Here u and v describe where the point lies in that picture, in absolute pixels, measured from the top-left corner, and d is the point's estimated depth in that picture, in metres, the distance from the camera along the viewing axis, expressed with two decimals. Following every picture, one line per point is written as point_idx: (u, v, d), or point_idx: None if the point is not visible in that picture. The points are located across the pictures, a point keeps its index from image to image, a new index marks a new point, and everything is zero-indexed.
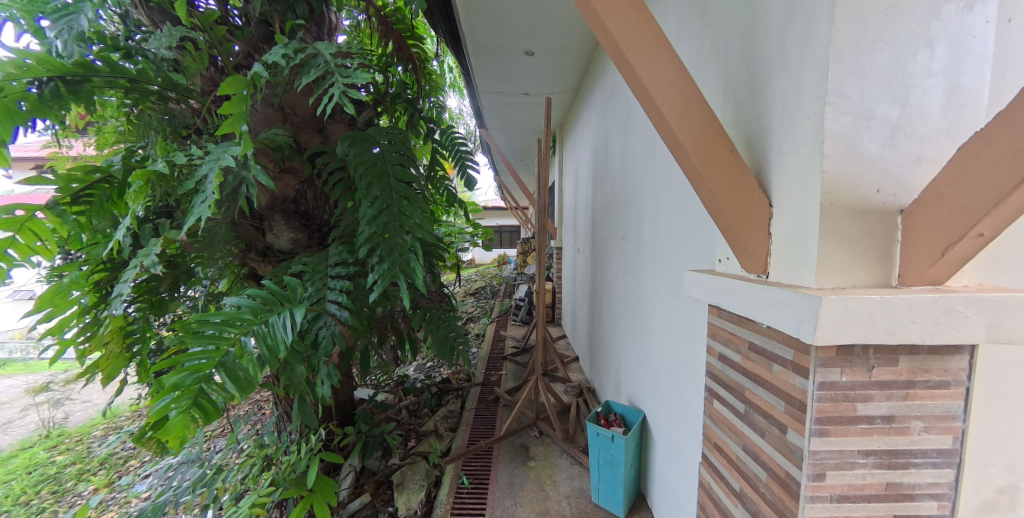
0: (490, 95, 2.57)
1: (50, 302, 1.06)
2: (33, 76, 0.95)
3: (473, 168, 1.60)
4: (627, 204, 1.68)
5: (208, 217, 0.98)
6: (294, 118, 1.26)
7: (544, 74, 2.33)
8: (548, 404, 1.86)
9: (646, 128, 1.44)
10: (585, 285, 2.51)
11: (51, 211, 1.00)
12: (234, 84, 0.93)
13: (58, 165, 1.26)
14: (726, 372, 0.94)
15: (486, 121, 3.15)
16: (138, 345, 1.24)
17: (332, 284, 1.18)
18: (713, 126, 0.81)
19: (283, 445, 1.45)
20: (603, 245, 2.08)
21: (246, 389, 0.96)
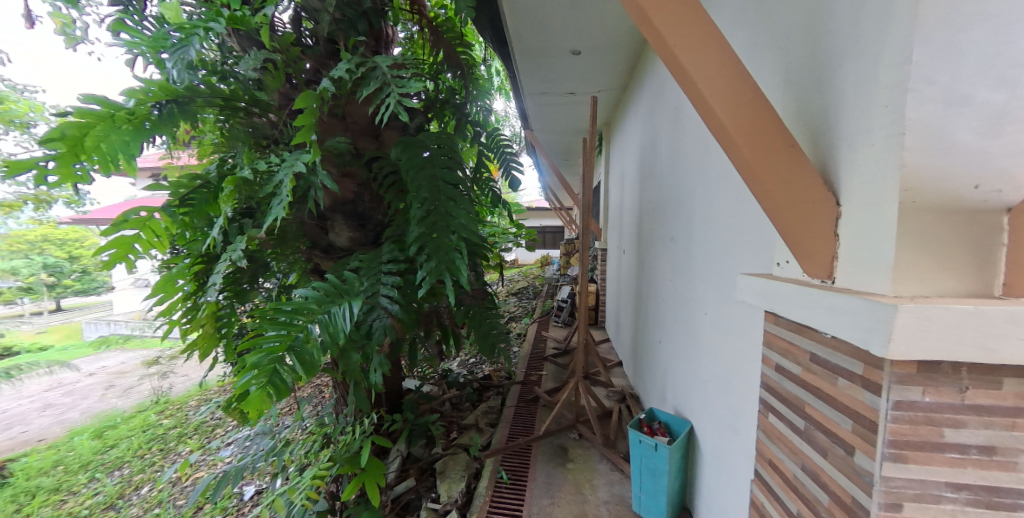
0: (535, 96, 2.59)
1: (162, 289, 1.27)
2: (155, 99, 1.13)
3: (517, 168, 1.63)
4: (676, 205, 1.60)
5: (283, 216, 1.10)
6: (354, 126, 1.36)
7: (591, 73, 2.30)
8: (588, 408, 1.83)
9: (697, 124, 1.37)
10: (630, 288, 2.43)
11: (162, 213, 1.16)
12: (304, 99, 1.04)
13: (171, 173, 1.49)
14: (783, 385, 0.87)
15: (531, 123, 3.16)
16: (225, 328, 1.40)
17: (384, 280, 1.23)
18: (769, 119, 0.76)
19: (340, 425, 1.57)
20: (649, 248, 2.00)
21: (312, 371, 1.06)
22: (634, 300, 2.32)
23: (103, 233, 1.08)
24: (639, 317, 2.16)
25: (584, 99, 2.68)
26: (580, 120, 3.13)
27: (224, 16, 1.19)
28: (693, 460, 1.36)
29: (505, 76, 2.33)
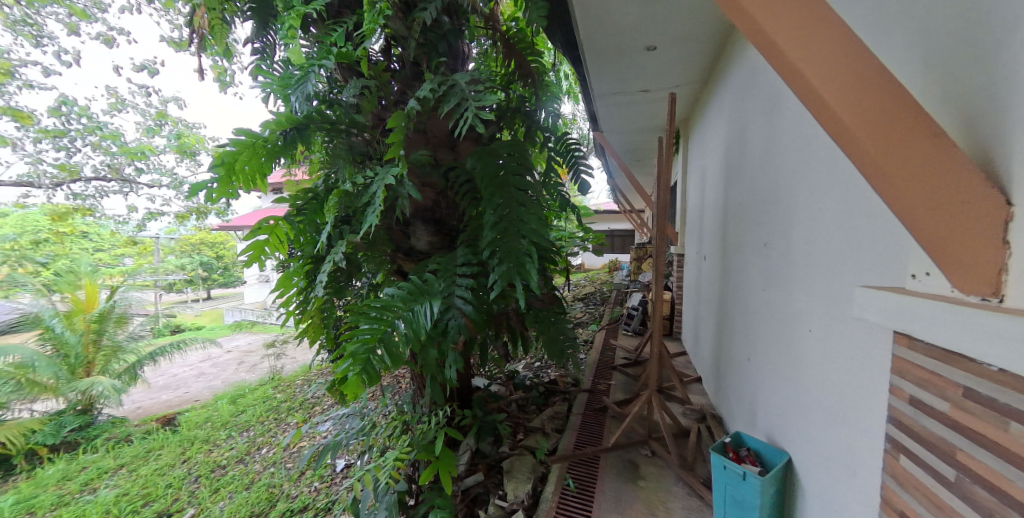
0: (606, 97, 2.59)
1: (282, 286, 1.53)
2: (282, 127, 1.34)
3: (586, 171, 1.65)
4: (771, 205, 1.50)
5: (374, 223, 1.23)
6: (433, 139, 1.47)
7: (666, 68, 2.23)
8: (663, 424, 1.77)
9: (800, 116, 1.27)
10: (713, 298, 2.31)
11: (285, 221, 1.37)
12: (396, 119, 1.18)
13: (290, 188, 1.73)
14: (922, 424, 0.73)
15: (598, 124, 3.15)
16: (329, 321, 1.59)
17: (459, 281, 1.33)
18: (902, 102, 0.62)
19: (417, 415, 1.71)
20: (737, 256, 1.88)
21: (396, 362, 1.17)
22: (716, 310, 2.20)
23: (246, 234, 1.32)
24: (724, 329, 2.04)
25: (659, 98, 2.62)
26: (655, 119, 3.06)
27: (331, 53, 1.39)
28: (789, 493, 1.29)
29: (578, 83, 2.39)
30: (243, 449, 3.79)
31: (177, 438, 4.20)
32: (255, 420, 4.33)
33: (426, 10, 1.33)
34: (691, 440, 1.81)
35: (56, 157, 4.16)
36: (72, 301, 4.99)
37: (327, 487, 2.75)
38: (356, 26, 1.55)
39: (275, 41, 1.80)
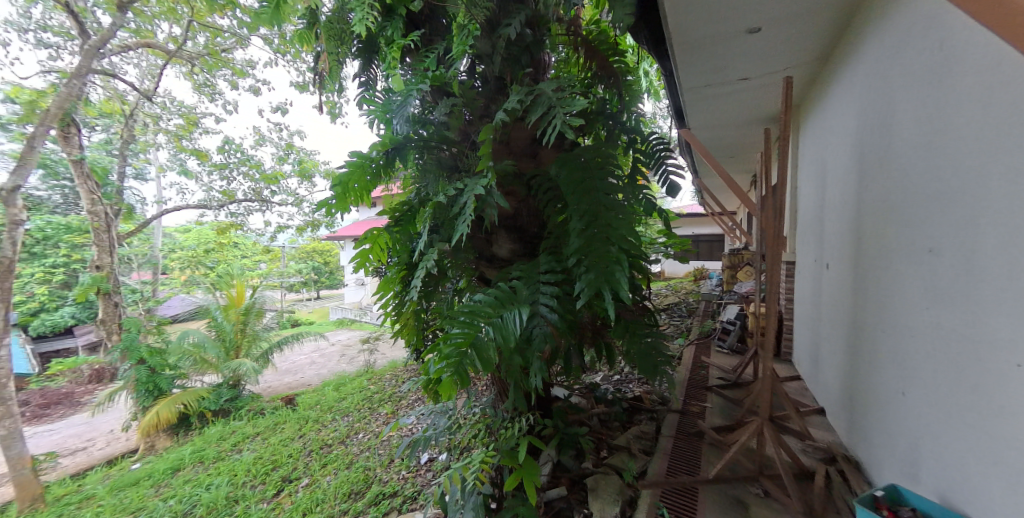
0: (697, 89, 2.41)
1: (381, 289, 1.71)
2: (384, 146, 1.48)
3: (676, 173, 1.54)
4: (932, 202, 1.24)
5: (466, 230, 1.30)
6: (516, 148, 1.50)
7: (772, 51, 2.01)
8: (781, 463, 1.56)
9: (977, 90, 1.04)
10: (842, 313, 1.96)
11: (385, 231, 1.52)
12: (487, 132, 1.23)
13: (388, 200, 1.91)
14: None
15: (686, 120, 2.95)
16: (422, 324, 1.72)
17: (543, 289, 1.34)
18: None
19: (500, 419, 1.74)
20: (881, 264, 1.56)
21: (487, 367, 1.21)
22: (846, 327, 1.89)
23: (354, 246, 1.55)
24: (858, 350, 1.74)
25: (760, 84, 2.36)
26: (756, 108, 2.77)
27: (428, 78, 1.51)
28: None
29: (661, 76, 2.27)
30: (345, 432, 4.29)
31: (296, 415, 5.09)
32: (353, 407, 4.93)
33: (510, 25, 1.39)
34: (816, 484, 1.59)
35: (221, 184, 6.98)
36: (226, 297, 6.11)
37: (413, 476, 2.95)
38: (448, 49, 1.70)
39: (376, 75, 2.12)
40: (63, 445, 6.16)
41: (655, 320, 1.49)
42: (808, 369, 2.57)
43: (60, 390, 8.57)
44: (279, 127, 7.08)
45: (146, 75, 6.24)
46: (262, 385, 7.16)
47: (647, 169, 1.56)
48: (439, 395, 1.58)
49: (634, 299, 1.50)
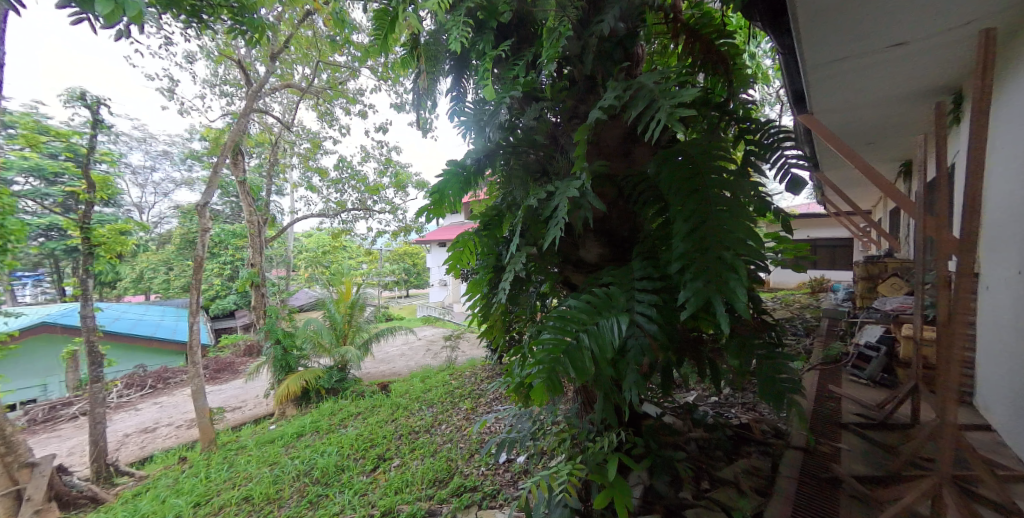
0: (830, 64, 2.07)
1: (470, 291, 1.77)
2: (475, 154, 1.54)
3: (796, 164, 1.34)
4: None
5: (558, 233, 1.28)
6: (606, 148, 1.43)
7: (945, 7, 1.62)
8: None
9: None
10: None
11: (472, 234, 1.65)
12: (581, 132, 1.21)
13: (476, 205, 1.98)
14: None
15: (811, 102, 2.57)
16: (507, 327, 1.74)
17: (639, 297, 1.27)
18: None
19: (587, 431, 1.67)
20: None
21: (581, 375, 1.18)
22: None
23: (448, 249, 1.74)
24: None
25: (910, 53, 1.99)
26: (905, 80, 2.32)
27: (520, 84, 1.55)
28: None
29: (778, 55, 2.04)
30: (430, 421, 4.56)
31: (389, 400, 5.57)
32: (436, 399, 5.21)
33: (603, 21, 1.34)
34: None
35: (335, 196, 7.97)
36: (338, 293, 6.97)
37: (492, 474, 3.02)
38: (537, 55, 1.71)
39: (468, 87, 2.23)
40: (227, 403, 7.73)
41: (780, 337, 1.29)
42: (1014, 417, 1.97)
43: (224, 358, 10.72)
44: (381, 143, 7.95)
45: (288, 109, 7.80)
46: (362, 371, 7.99)
47: (759, 158, 1.37)
48: (528, 400, 1.55)
49: (752, 312, 1.32)
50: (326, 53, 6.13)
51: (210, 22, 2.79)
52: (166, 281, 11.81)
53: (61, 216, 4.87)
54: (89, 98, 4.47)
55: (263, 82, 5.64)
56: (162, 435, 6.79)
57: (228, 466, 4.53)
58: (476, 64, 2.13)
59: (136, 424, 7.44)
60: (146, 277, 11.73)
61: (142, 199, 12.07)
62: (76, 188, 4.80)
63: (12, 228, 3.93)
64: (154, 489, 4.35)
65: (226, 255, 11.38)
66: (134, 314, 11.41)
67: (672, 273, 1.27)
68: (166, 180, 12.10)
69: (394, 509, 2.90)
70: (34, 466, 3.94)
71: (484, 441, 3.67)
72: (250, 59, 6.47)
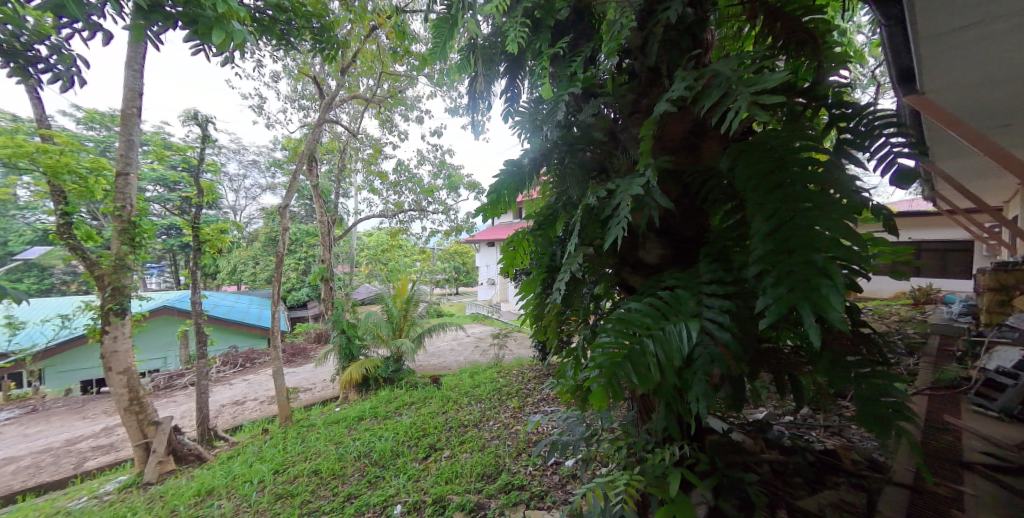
0: (949, 31, 1.78)
1: (524, 291, 1.76)
2: (531, 153, 1.53)
3: (902, 151, 1.15)
4: None
5: (620, 234, 1.23)
6: (670, 143, 1.34)
7: None
8: None
9: None
10: None
11: (527, 234, 1.65)
12: (647, 127, 1.16)
13: (530, 205, 1.97)
14: None
15: (921, 81, 2.23)
16: (560, 329, 1.70)
17: (709, 302, 1.18)
18: None
19: (644, 442, 1.58)
20: None
21: (644, 382, 1.13)
22: None
23: (502, 249, 1.74)
24: None
25: None
26: None
27: (579, 81, 1.52)
28: None
29: (879, 29, 1.80)
30: (478, 417, 4.65)
31: (440, 393, 5.77)
32: (484, 395, 5.30)
33: (670, 8, 1.27)
34: None
35: (395, 197, 8.42)
36: (395, 289, 7.35)
37: (541, 475, 3.01)
38: (596, 50, 1.66)
39: (523, 88, 2.23)
40: (300, 385, 8.50)
41: (881, 354, 1.12)
42: None
43: (298, 345, 11.79)
44: (437, 146, 8.25)
45: (354, 118, 8.35)
46: (416, 363, 8.36)
47: (855, 147, 1.21)
48: (584, 403, 1.50)
49: (849, 325, 1.14)
50: (388, 64, 6.48)
51: (295, 43, 3.08)
52: (254, 274, 13.29)
53: (178, 217, 5.67)
54: (200, 117, 5.11)
55: (333, 95, 6.11)
56: (251, 407, 7.67)
57: (302, 440, 4.96)
58: (532, 65, 2.12)
59: (228, 397, 8.45)
60: (238, 270, 13.31)
61: (236, 202, 13.70)
62: (189, 194, 5.54)
63: (144, 226, 4.65)
64: (243, 454, 4.89)
65: (301, 252, 12.49)
66: (229, 301, 12.99)
67: (749, 277, 1.16)
68: (254, 185, 13.66)
69: (444, 499, 2.99)
70: (158, 425, 4.87)
71: (532, 440, 3.67)
72: (324, 75, 7.08)
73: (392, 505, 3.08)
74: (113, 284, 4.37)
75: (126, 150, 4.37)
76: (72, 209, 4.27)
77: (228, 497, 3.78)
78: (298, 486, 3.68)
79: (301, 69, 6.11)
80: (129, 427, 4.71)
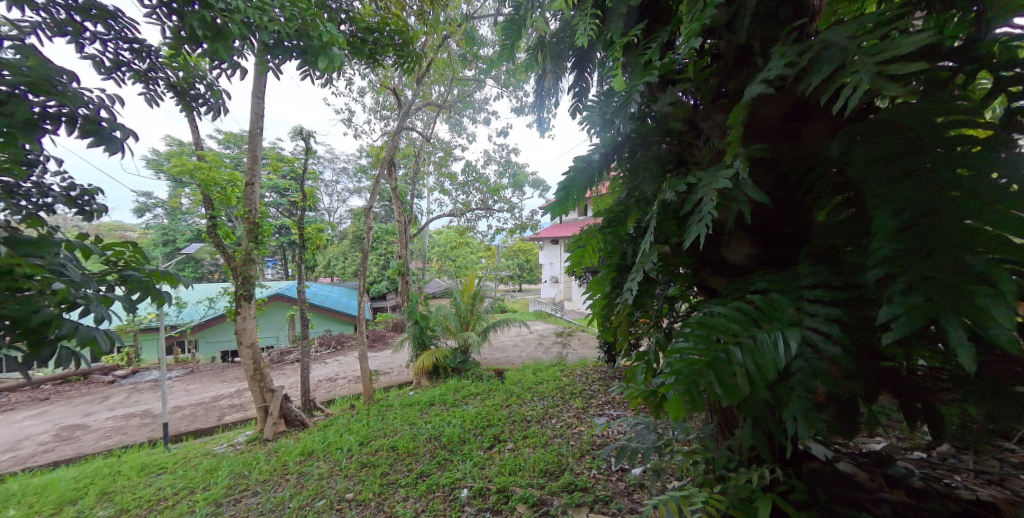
0: None
1: (591, 290, 1.70)
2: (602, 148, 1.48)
3: None
4: None
5: (704, 232, 1.12)
6: (764, 129, 1.20)
7: None
8: None
9: None
10: None
11: (596, 231, 1.59)
12: (738, 113, 1.05)
13: (598, 201, 1.90)
14: None
15: None
16: (630, 332, 1.62)
17: (811, 310, 1.04)
18: None
19: (725, 459, 1.45)
20: None
21: (730, 395, 1.03)
22: None
23: (570, 247, 1.71)
24: None
25: None
26: None
27: (655, 69, 1.40)
28: None
29: None
30: (541, 413, 4.64)
31: (503, 387, 5.87)
32: (548, 393, 5.27)
33: None
34: None
35: (463, 197, 8.73)
36: (463, 284, 7.63)
37: (606, 479, 2.91)
38: (674, 33, 1.53)
39: (592, 82, 2.15)
40: (380, 368, 9.24)
41: None
42: None
43: (377, 332, 12.82)
44: (503, 146, 8.38)
45: (428, 123, 8.82)
46: (481, 356, 8.61)
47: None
48: (657, 412, 1.41)
49: None
50: (458, 70, 6.73)
51: (380, 60, 3.34)
52: (344, 269, 14.78)
53: (288, 220, 6.48)
54: (305, 132, 5.76)
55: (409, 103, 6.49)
56: (341, 385, 8.55)
57: (382, 417, 5.38)
58: (601, 57, 2.03)
59: (326, 373, 9.52)
60: (332, 265, 14.90)
61: (329, 206, 15.32)
62: (297, 198, 6.29)
63: (264, 226, 5.36)
64: (336, 424, 5.44)
65: (380, 248, 13.55)
66: (323, 292, 14.59)
67: (867, 282, 1.00)
68: (343, 189, 15.14)
69: (508, 490, 3.04)
70: (274, 392, 5.63)
71: (597, 443, 3.58)
72: (401, 85, 7.57)
73: (459, 488, 3.20)
74: (243, 274, 5.11)
75: (253, 163, 5.10)
76: (217, 214, 5.00)
77: (324, 460, 4.24)
78: (380, 458, 4.00)
79: (383, 82, 6.62)
80: (254, 391, 5.51)
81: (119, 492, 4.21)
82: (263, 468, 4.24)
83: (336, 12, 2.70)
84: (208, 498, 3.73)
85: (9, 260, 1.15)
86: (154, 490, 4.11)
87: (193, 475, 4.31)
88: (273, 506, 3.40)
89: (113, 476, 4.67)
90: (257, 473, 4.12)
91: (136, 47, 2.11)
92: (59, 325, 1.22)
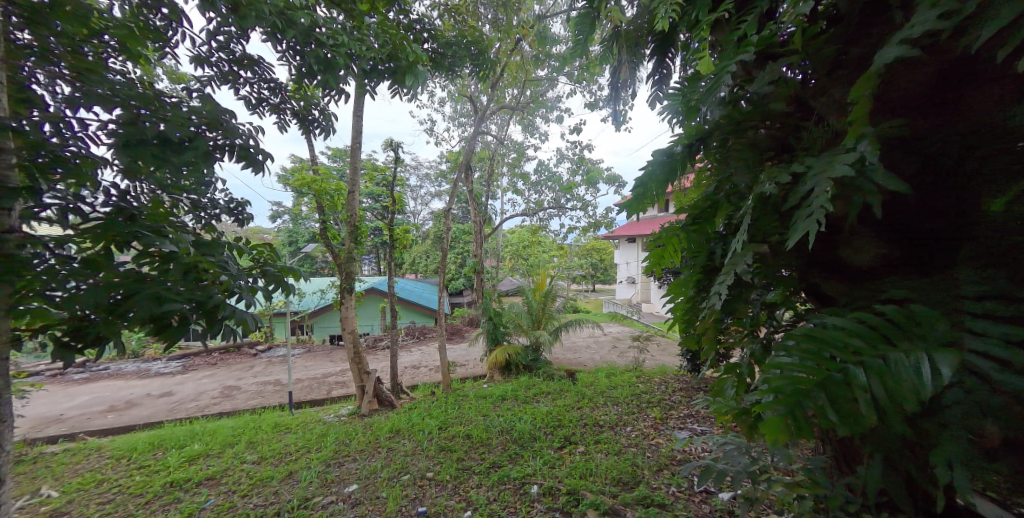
0: None
1: (672, 294, 1.56)
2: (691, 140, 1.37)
3: None
4: None
5: (813, 230, 0.95)
6: (902, 102, 0.98)
7: None
8: None
9: None
10: None
11: (678, 230, 1.45)
12: (861, 87, 0.89)
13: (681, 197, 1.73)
14: None
15: None
16: (718, 342, 1.45)
17: (972, 327, 0.82)
18: None
19: (844, 500, 1.22)
20: None
21: (849, 421, 0.87)
22: None
23: (647, 246, 1.57)
24: None
25: None
26: None
27: (751, 44, 1.22)
28: None
29: None
30: (615, 419, 4.45)
31: (575, 388, 5.76)
32: (622, 399, 5.04)
33: None
34: None
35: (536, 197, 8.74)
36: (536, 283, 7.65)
37: (688, 499, 2.67)
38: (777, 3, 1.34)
39: (672, 68, 1.98)
40: (457, 361, 9.68)
41: None
42: None
43: (454, 326, 13.44)
44: (577, 144, 8.21)
45: (502, 126, 8.98)
46: (554, 356, 8.55)
47: None
48: (751, 434, 1.24)
49: None
50: (531, 71, 6.74)
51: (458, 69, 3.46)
52: (426, 267, 15.77)
53: (381, 222, 7.09)
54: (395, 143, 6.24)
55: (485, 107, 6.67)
56: (425, 373, 9.12)
57: (459, 406, 5.61)
58: (685, 39, 1.84)
59: (413, 360, 10.25)
60: (416, 263, 16.02)
61: (414, 209, 16.48)
62: (388, 202, 6.88)
63: (364, 227, 5.87)
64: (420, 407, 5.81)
65: (458, 248, 14.21)
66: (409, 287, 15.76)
67: None
68: (426, 193, 16.18)
69: (579, 493, 2.94)
70: (370, 373, 6.19)
71: (678, 458, 3.32)
72: (477, 91, 7.82)
73: (530, 484, 3.19)
74: (346, 270, 5.74)
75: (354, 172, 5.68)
76: (326, 219, 5.63)
77: (410, 438, 4.55)
78: (457, 444, 4.16)
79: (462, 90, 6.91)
80: (354, 370, 6.13)
81: (258, 442, 4.99)
82: (361, 438, 4.67)
83: (419, 29, 2.85)
84: (320, 458, 4.23)
85: (194, 257, 1.47)
86: (283, 445, 4.79)
87: (310, 437, 4.94)
88: (368, 474, 3.73)
89: (257, 429, 5.57)
90: (356, 443, 4.55)
91: (272, 87, 2.52)
92: (225, 309, 1.46)
